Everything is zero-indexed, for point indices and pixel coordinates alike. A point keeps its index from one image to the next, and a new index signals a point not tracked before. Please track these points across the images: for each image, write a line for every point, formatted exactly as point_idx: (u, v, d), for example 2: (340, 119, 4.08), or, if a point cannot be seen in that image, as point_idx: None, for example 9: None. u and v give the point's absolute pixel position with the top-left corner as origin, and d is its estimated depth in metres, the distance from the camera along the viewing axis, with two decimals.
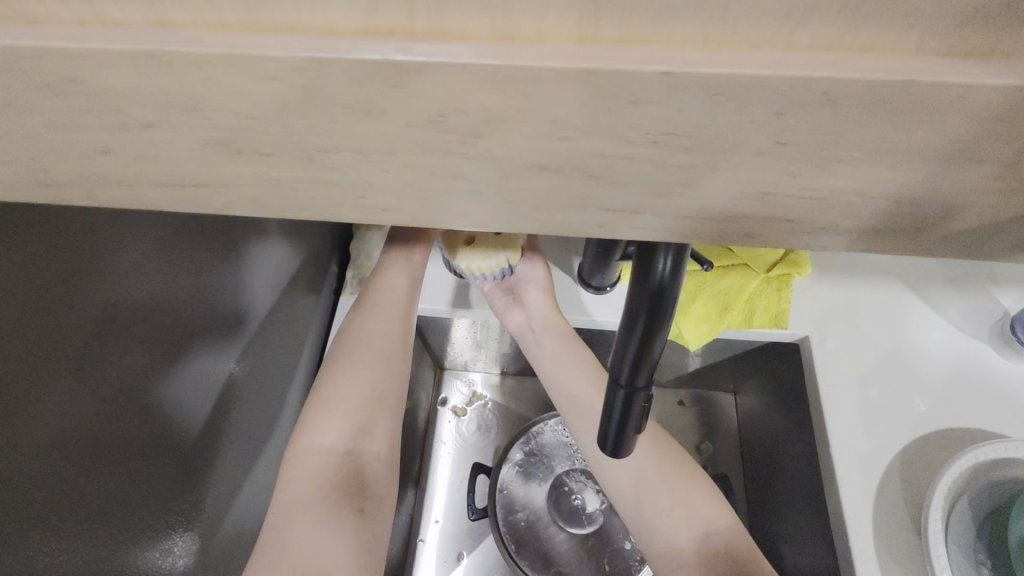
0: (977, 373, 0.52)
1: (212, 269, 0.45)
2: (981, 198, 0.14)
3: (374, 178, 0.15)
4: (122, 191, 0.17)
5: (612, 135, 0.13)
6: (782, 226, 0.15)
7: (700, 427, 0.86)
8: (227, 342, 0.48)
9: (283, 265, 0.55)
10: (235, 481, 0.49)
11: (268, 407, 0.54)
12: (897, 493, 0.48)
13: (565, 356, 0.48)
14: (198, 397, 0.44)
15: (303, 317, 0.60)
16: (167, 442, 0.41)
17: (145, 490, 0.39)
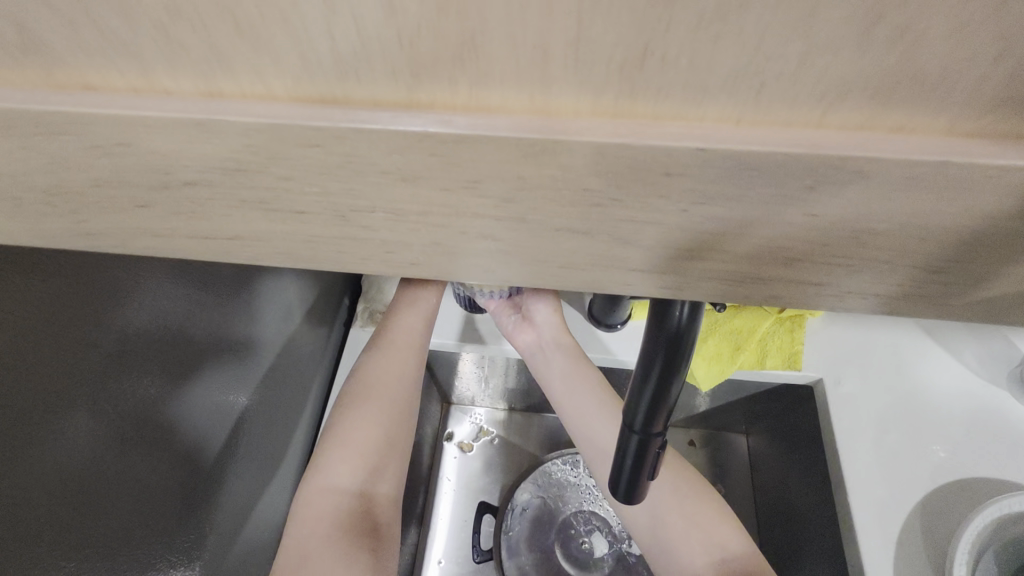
0: (997, 420, 0.51)
1: (227, 304, 0.45)
2: (1010, 269, 0.14)
3: (404, 236, 0.16)
4: (156, 242, 0.17)
5: (643, 203, 0.13)
6: (808, 289, 0.15)
7: (712, 469, 0.84)
8: (238, 376, 0.48)
9: (295, 298, 0.56)
10: (240, 518, 0.49)
11: (275, 441, 0.54)
12: (920, 545, 0.46)
13: (576, 393, 0.48)
14: (207, 431, 0.44)
15: (314, 351, 0.60)
16: (174, 478, 0.41)
17: (149, 527, 0.38)
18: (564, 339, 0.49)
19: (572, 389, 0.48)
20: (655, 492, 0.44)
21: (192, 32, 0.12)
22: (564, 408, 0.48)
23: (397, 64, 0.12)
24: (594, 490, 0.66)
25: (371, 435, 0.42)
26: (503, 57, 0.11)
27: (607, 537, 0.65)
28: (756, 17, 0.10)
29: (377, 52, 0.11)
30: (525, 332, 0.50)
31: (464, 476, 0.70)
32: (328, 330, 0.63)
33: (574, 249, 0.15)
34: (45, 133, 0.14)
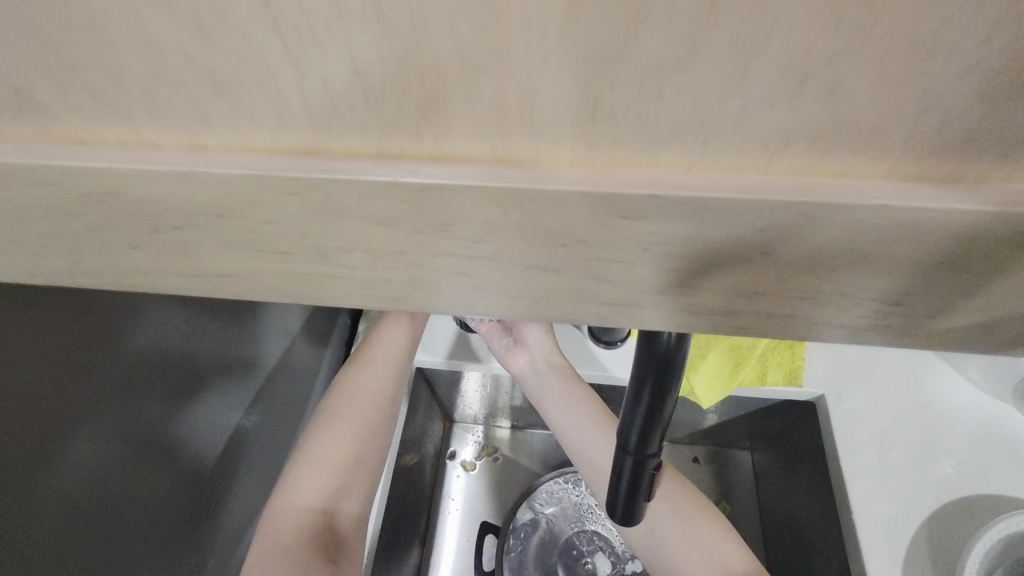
0: (999, 434, 0.54)
1: (228, 324, 0.46)
2: (969, 300, 0.14)
3: (382, 274, 0.16)
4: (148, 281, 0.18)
5: (605, 243, 0.14)
6: (774, 321, 0.16)
7: (717, 487, 0.83)
8: (240, 395, 0.49)
9: (296, 318, 0.57)
10: (240, 534, 0.50)
11: (275, 456, 0.55)
12: (923, 556, 0.49)
13: (569, 415, 0.48)
14: (208, 451, 0.45)
15: (315, 372, 0.61)
16: (175, 499, 0.41)
17: (152, 547, 0.39)
18: (555, 359, 0.49)
19: (566, 411, 0.48)
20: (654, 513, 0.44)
21: (175, 93, 0.12)
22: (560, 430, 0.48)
23: (366, 118, 0.12)
24: (596, 509, 0.66)
25: (337, 456, 0.45)
26: (462, 112, 0.12)
27: (610, 557, 0.64)
28: (694, 77, 0.11)
29: (347, 110, 0.12)
30: (518, 354, 0.50)
31: (467, 497, 0.70)
32: (329, 351, 0.64)
33: (546, 285, 0.16)
34: (43, 182, 0.15)
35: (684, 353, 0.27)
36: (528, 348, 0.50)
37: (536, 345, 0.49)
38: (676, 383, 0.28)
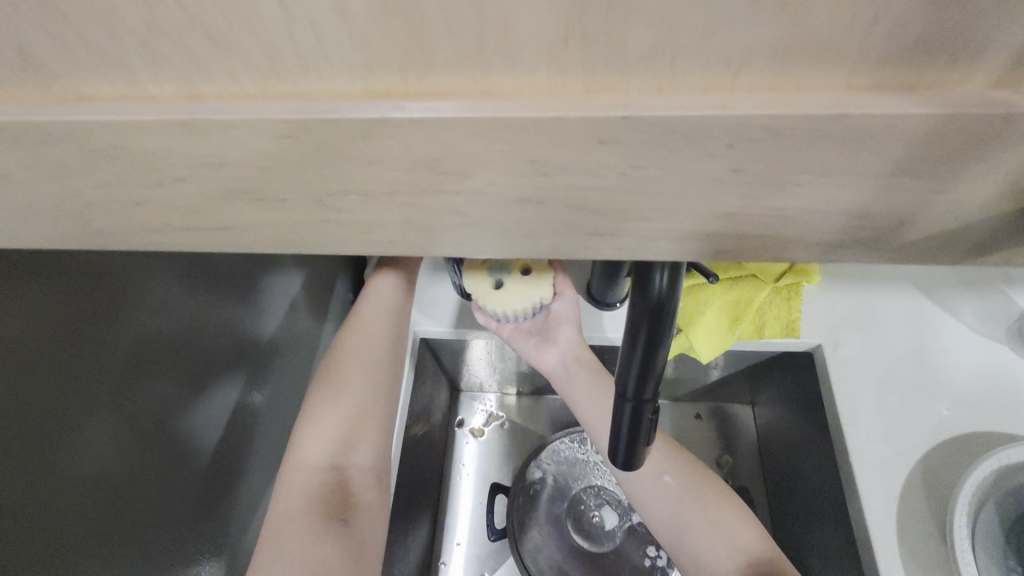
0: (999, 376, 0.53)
1: (233, 299, 0.47)
2: (930, 209, 0.15)
3: (378, 216, 0.17)
4: (156, 238, 0.19)
5: (586, 170, 0.15)
6: (750, 241, 0.17)
7: (720, 441, 0.85)
8: (249, 368, 0.50)
9: (293, 289, 0.57)
10: (258, 504, 0.51)
11: (288, 429, 0.56)
12: (921, 501, 0.49)
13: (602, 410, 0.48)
14: (222, 422, 0.46)
15: (315, 347, 0.62)
16: (194, 469, 0.43)
17: (176, 515, 0.41)
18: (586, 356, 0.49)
19: (600, 406, 0.48)
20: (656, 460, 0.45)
21: (170, 42, 0.13)
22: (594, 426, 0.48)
23: (351, 57, 0.13)
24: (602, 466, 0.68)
25: (339, 414, 0.45)
26: (442, 45, 0.13)
27: (617, 510, 0.66)
28: None
29: (332, 49, 0.13)
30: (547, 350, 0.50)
31: (475, 460, 0.72)
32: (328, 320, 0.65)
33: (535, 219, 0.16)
34: (49, 141, 0.16)
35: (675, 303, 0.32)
36: (556, 340, 0.50)
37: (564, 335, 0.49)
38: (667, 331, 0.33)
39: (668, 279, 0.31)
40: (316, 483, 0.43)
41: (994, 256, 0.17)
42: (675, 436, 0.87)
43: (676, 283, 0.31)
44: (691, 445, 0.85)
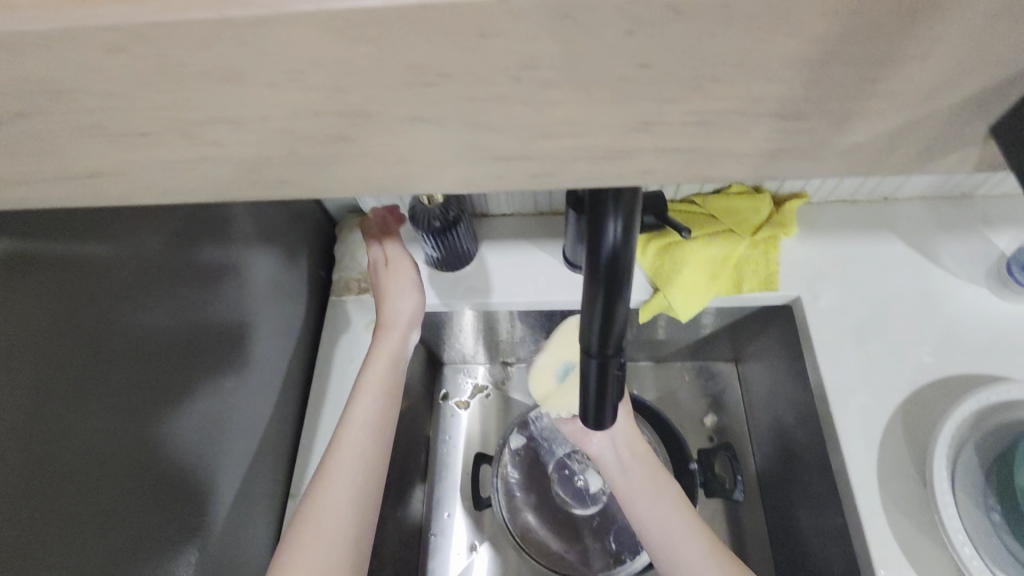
0: (976, 314, 0.62)
1: (220, 271, 0.47)
2: (867, 105, 0.14)
3: (255, 151, 0.15)
4: (16, 192, 0.17)
5: (471, 76, 0.13)
6: (676, 158, 0.15)
7: (706, 398, 0.86)
8: (245, 340, 0.50)
9: (275, 256, 0.57)
10: (267, 474, 0.52)
11: (286, 399, 0.57)
12: (896, 447, 0.55)
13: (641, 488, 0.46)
14: (225, 394, 0.46)
15: (301, 317, 0.62)
16: (204, 440, 0.43)
17: (192, 487, 0.42)
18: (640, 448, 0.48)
19: (642, 484, 0.47)
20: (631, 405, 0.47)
21: None
22: (636, 505, 0.46)
23: None
24: None
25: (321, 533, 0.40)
26: None
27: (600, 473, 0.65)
28: None
29: None
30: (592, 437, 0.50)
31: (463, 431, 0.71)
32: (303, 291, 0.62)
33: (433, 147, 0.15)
34: None
35: (631, 257, 0.33)
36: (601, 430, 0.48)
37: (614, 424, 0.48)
38: (624, 286, 0.34)
39: (622, 228, 0.31)
40: None
41: (952, 159, 0.15)
42: (663, 398, 0.87)
43: (632, 236, 0.32)
44: (677, 404, 0.86)
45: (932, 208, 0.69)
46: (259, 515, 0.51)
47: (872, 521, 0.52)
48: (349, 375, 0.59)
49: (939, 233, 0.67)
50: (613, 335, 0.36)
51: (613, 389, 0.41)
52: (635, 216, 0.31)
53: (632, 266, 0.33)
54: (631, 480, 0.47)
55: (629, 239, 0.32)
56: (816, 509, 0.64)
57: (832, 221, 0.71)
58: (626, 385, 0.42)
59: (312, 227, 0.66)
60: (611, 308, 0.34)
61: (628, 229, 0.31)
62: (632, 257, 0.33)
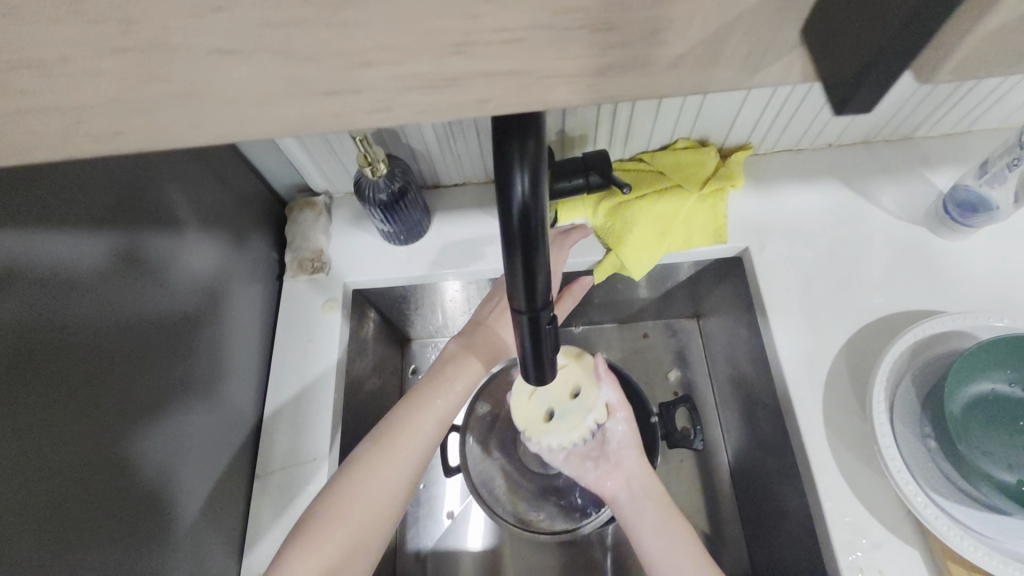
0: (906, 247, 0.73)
1: (90, 253, 0.51)
2: (667, 10, 0.14)
3: (91, 97, 0.16)
4: None
5: (274, 0, 0.14)
6: (508, 83, 0.16)
7: (671, 354, 0.99)
8: (125, 317, 0.54)
9: (162, 236, 0.61)
10: (159, 440, 0.57)
11: (181, 371, 0.61)
12: (845, 386, 0.66)
13: (660, 527, 0.62)
14: (103, 370, 0.51)
15: (200, 288, 0.67)
16: (78, 413, 0.48)
17: (67, 459, 0.46)
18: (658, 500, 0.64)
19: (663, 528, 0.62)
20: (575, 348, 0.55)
21: None
22: (648, 549, 0.61)
23: None
24: None
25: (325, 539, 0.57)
26: None
27: None
28: None
29: None
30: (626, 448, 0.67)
31: None
32: (194, 266, 0.66)
33: (313, 77, 0.15)
34: None
35: (543, 211, 0.34)
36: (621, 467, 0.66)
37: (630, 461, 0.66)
38: (540, 239, 0.35)
39: (529, 181, 0.32)
40: None
41: (774, 73, 0.16)
42: (630, 354, 1.00)
43: (539, 190, 0.33)
44: (642, 358, 0.99)
45: (870, 155, 0.80)
46: (251, 421, 0.72)
47: (815, 455, 0.63)
48: (335, 326, 0.78)
49: (882, 176, 0.78)
50: (539, 287, 0.37)
51: (547, 347, 0.43)
52: (541, 170, 0.32)
53: (545, 219, 0.34)
54: (656, 527, 0.62)
55: (537, 193, 0.33)
56: (764, 447, 0.77)
57: (777, 170, 0.80)
58: (560, 341, 0.44)
59: (261, 211, 0.81)
60: (530, 262, 0.35)
61: (534, 180, 0.32)
62: (544, 210, 0.34)
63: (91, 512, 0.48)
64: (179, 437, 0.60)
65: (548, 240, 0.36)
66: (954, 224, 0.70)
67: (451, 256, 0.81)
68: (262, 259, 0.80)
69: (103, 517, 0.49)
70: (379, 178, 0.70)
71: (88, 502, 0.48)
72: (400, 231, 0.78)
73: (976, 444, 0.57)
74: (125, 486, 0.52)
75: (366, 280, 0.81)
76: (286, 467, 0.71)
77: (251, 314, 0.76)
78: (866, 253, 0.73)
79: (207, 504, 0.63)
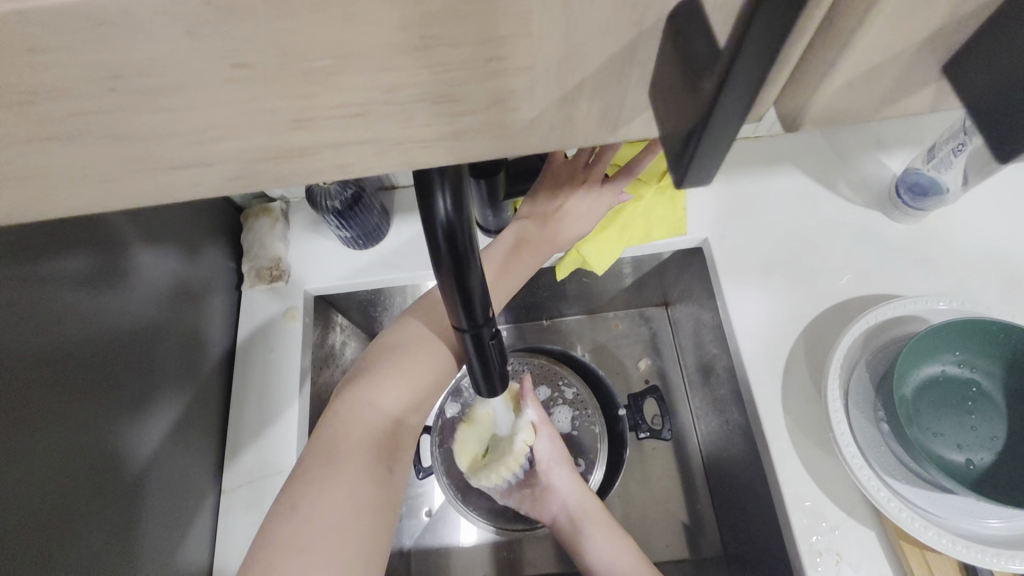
0: (863, 231, 0.74)
1: (59, 265, 0.53)
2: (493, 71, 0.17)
3: None
4: None
5: (93, 89, 0.15)
6: (345, 142, 0.19)
7: (641, 343, 1.00)
8: (96, 324, 0.56)
9: (129, 245, 0.63)
10: (134, 444, 0.59)
11: (155, 374, 0.64)
12: (803, 370, 0.67)
13: (600, 534, 0.71)
14: (71, 378, 0.53)
15: (168, 293, 0.68)
16: (53, 421, 0.50)
17: (45, 466, 0.48)
18: (588, 510, 0.73)
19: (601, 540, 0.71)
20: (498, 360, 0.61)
21: None
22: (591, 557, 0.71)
23: None
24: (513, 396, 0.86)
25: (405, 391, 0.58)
26: None
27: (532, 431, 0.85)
28: None
29: None
30: (559, 466, 0.75)
31: None
32: (154, 278, 0.66)
33: (155, 151, 0.17)
34: None
35: (469, 228, 0.34)
36: (554, 486, 0.75)
37: (562, 479, 0.75)
38: (470, 256, 0.35)
39: (452, 201, 0.32)
40: (379, 425, 0.56)
41: (631, 123, 0.20)
42: (602, 346, 1.01)
43: (463, 208, 0.33)
44: (613, 349, 1.00)
45: (826, 140, 0.80)
46: (223, 425, 0.73)
47: (776, 440, 0.64)
48: (298, 336, 0.77)
49: (837, 162, 0.78)
50: (476, 302, 0.37)
51: (496, 358, 0.43)
52: (463, 188, 0.32)
53: (473, 235, 0.34)
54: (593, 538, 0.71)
55: (461, 211, 0.33)
56: (730, 431, 0.79)
57: (737, 157, 0.80)
58: (506, 350, 0.43)
59: (216, 219, 0.80)
60: (462, 279, 0.35)
61: (458, 200, 0.32)
62: (470, 227, 0.34)
63: (58, 528, 0.49)
64: (153, 439, 0.62)
65: (479, 256, 0.36)
66: (906, 208, 0.71)
67: (413, 258, 0.81)
68: (220, 267, 0.79)
69: (83, 518, 0.51)
70: (332, 186, 0.69)
71: (54, 519, 0.49)
72: (359, 236, 0.77)
73: (926, 427, 0.59)
74: (106, 485, 0.54)
75: (329, 286, 0.80)
76: (253, 480, 0.71)
77: (213, 325, 0.75)
78: (823, 238, 0.74)
79: (185, 505, 0.65)
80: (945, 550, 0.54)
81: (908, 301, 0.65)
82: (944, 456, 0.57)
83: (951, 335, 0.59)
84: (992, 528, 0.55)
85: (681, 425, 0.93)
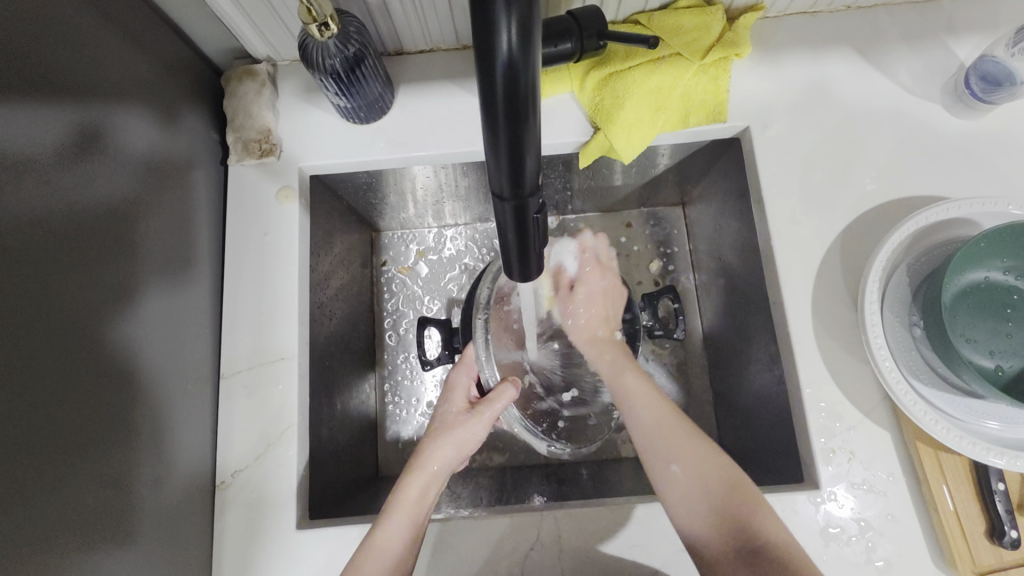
0: (917, 127, 0.67)
1: (31, 120, 0.46)
2: None
3: None
4: None
5: None
6: None
7: (653, 243, 0.96)
8: (75, 193, 0.50)
9: (102, 104, 0.55)
10: (130, 323, 0.55)
11: (144, 251, 0.58)
12: (837, 272, 0.64)
13: (643, 398, 0.61)
14: (45, 245, 0.47)
15: (151, 161, 0.61)
16: (29, 291, 0.45)
17: (30, 342, 0.44)
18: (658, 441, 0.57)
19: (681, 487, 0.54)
20: (450, 456, 0.65)
21: None
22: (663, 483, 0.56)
23: None
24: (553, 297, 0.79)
25: None
26: None
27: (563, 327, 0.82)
28: None
29: None
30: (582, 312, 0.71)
31: (409, 295, 0.94)
32: (134, 152, 0.58)
33: None
34: None
35: (533, 74, 0.28)
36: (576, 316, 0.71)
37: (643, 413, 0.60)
38: (530, 109, 0.29)
39: (519, 33, 0.26)
40: None
41: None
42: (611, 245, 0.96)
43: (529, 44, 0.27)
44: (623, 250, 0.95)
45: (893, 21, 0.71)
46: (213, 311, 0.68)
47: (799, 341, 0.63)
48: (294, 223, 0.71)
49: (901, 48, 0.70)
50: (527, 169, 0.32)
51: (536, 242, 0.38)
52: (532, 18, 0.27)
53: (536, 83, 0.29)
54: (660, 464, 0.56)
55: (526, 48, 0.27)
56: (743, 335, 0.77)
57: (788, 35, 0.71)
58: (547, 235, 0.39)
59: (195, 81, 0.70)
60: (519, 139, 0.30)
61: (525, 31, 0.27)
62: (534, 74, 0.29)
63: (55, 404, 0.46)
64: (148, 320, 0.58)
65: (539, 114, 0.30)
66: (972, 100, 0.64)
67: (418, 135, 0.72)
68: (201, 136, 0.70)
69: (78, 396, 0.48)
70: (330, 40, 0.59)
71: (50, 406, 0.46)
72: (360, 107, 0.68)
73: (961, 333, 0.57)
74: (100, 367, 0.51)
75: (325, 165, 0.73)
76: (252, 366, 0.67)
77: (197, 205, 0.68)
78: (874, 131, 0.67)
79: (185, 387, 0.62)
80: (964, 452, 0.54)
81: (973, 202, 0.59)
82: (974, 362, 0.56)
83: (1006, 239, 0.55)
84: (1005, 430, 0.55)
85: (689, 328, 0.91)
